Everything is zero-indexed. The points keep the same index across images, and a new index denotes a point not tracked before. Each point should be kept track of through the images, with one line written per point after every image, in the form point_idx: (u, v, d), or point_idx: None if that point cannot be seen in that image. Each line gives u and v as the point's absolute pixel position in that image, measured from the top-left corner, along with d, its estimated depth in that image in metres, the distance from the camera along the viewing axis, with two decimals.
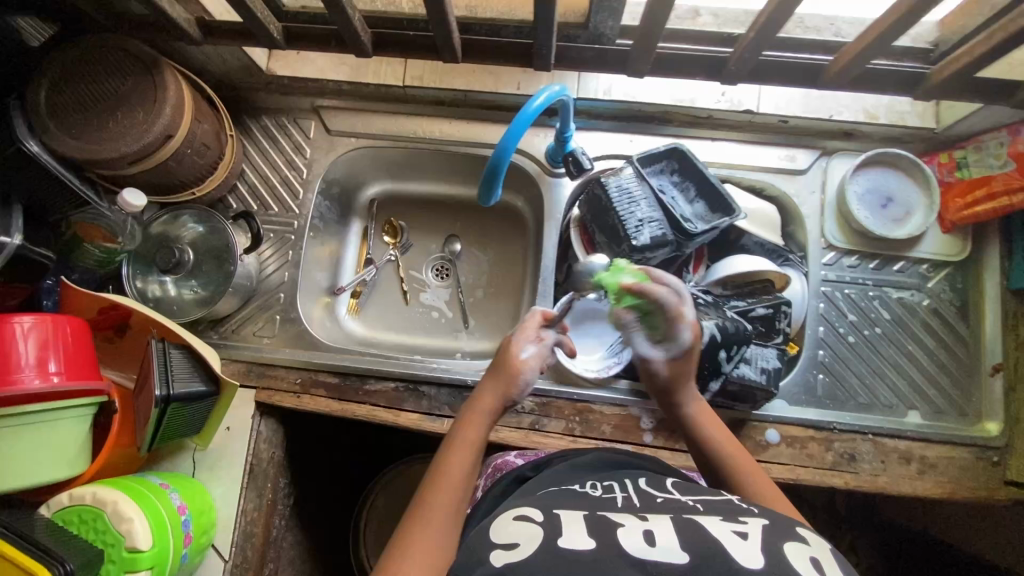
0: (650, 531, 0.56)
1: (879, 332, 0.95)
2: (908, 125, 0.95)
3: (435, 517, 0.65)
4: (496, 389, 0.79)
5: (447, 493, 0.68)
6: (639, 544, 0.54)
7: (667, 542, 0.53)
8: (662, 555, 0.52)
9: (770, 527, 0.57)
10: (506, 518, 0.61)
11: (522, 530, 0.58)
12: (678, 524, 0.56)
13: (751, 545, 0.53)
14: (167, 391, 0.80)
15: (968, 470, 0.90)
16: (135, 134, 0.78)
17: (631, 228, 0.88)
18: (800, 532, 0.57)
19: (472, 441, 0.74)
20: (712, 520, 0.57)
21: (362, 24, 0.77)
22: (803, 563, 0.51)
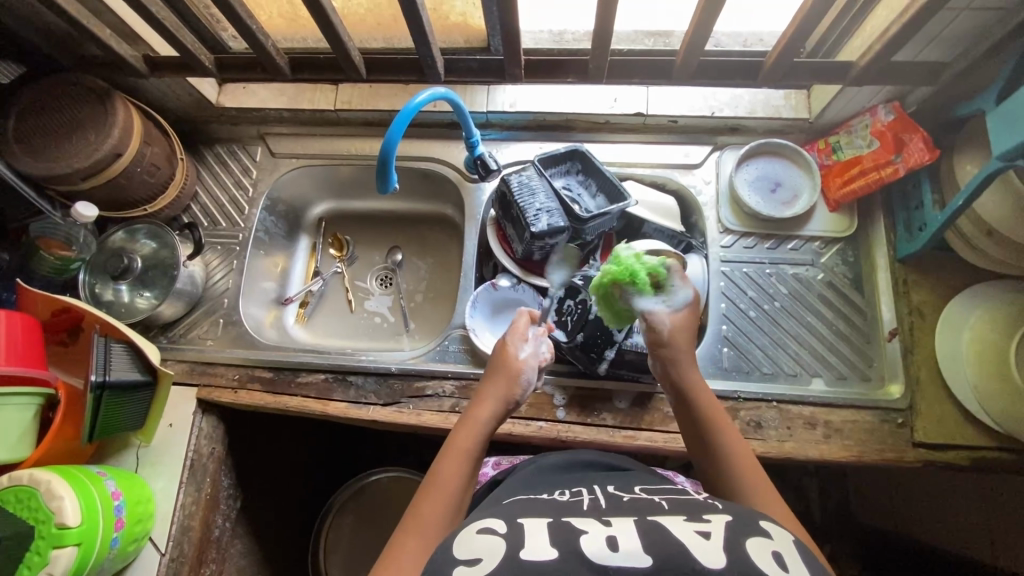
0: (614, 535, 0.56)
1: (779, 306, 1.02)
2: (782, 117, 1.05)
3: (423, 527, 0.67)
4: (495, 395, 0.82)
5: (436, 504, 0.69)
6: (602, 549, 0.54)
7: (630, 545, 0.54)
8: (626, 560, 0.52)
9: (734, 522, 0.57)
10: (471, 530, 0.59)
11: (484, 544, 0.56)
12: (643, 526, 0.57)
13: (715, 545, 0.53)
14: (103, 377, 0.87)
15: (875, 433, 0.92)
16: (86, 153, 0.91)
17: (530, 216, 0.96)
18: (764, 525, 0.58)
19: (464, 450, 0.75)
20: (675, 520, 0.58)
21: (277, 49, 0.91)
22: (766, 561, 0.52)
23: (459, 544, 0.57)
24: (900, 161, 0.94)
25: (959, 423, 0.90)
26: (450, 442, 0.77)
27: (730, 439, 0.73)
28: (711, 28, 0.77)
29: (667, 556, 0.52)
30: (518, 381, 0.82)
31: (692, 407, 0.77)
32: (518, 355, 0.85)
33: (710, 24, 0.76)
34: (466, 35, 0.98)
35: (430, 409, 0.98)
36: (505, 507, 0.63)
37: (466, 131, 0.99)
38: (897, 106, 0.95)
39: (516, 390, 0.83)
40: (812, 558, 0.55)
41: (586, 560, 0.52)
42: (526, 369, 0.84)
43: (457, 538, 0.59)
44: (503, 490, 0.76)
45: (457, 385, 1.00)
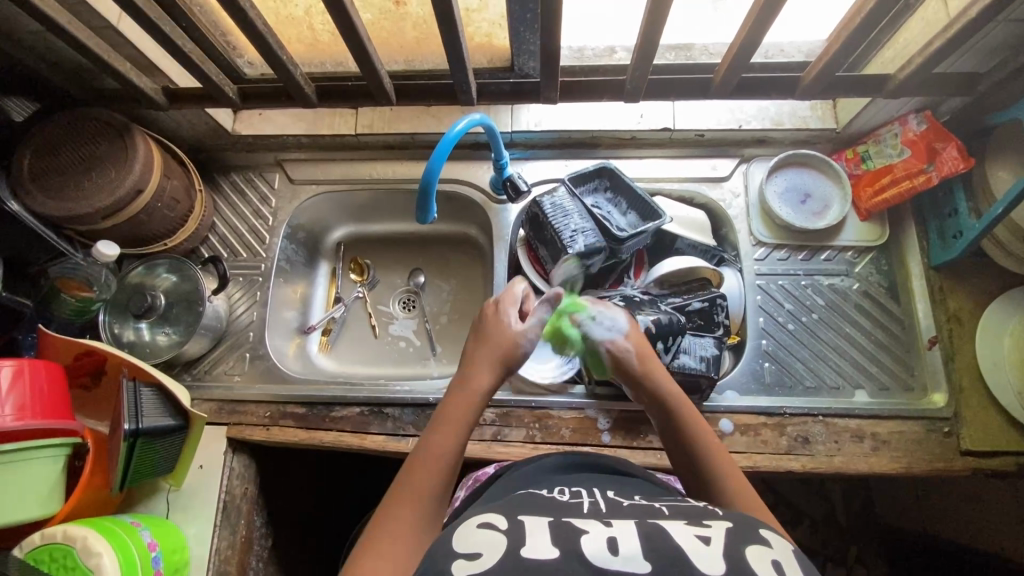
0: (615, 536, 0.54)
1: (816, 318, 1.01)
2: (811, 128, 1.06)
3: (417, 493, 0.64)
4: (488, 359, 0.76)
5: (428, 471, 0.66)
6: (602, 552, 0.51)
7: (630, 549, 0.51)
8: (626, 564, 0.50)
9: (735, 529, 0.56)
10: (470, 522, 0.57)
11: (482, 538, 0.54)
12: (643, 529, 0.55)
13: (714, 552, 0.51)
14: (136, 425, 0.84)
15: (922, 444, 0.92)
16: (108, 191, 0.88)
17: (566, 238, 0.95)
18: (764, 534, 0.56)
19: (457, 419, 0.71)
20: (675, 524, 0.56)
21: (304, 78, 0.88)
22: (764, 567, 0.51)
23: (457, 536, 0.54)
24: (933, 170, 0.94)
25: (1003, 428, 0.90)
26: (442, 413, 0.72)
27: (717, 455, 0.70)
28: (758, 42, 0.76)
29: (669, 562, 0.50)
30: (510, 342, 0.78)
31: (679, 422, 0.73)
32: (513, 326, 0.79)
33: (754, 43, 0.76)
34: (492, 56, 0.96)
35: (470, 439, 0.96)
36: (505, 502, 0.62)
37: (496, 152, 0.98)
38: (929, 115, 0.95)
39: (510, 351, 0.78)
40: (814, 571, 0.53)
41: (586, 562, 0.50)
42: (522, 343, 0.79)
43: (454, 531, 0.57)
44: (497, 491, 0.73)
45: (497, 412, 0.97)
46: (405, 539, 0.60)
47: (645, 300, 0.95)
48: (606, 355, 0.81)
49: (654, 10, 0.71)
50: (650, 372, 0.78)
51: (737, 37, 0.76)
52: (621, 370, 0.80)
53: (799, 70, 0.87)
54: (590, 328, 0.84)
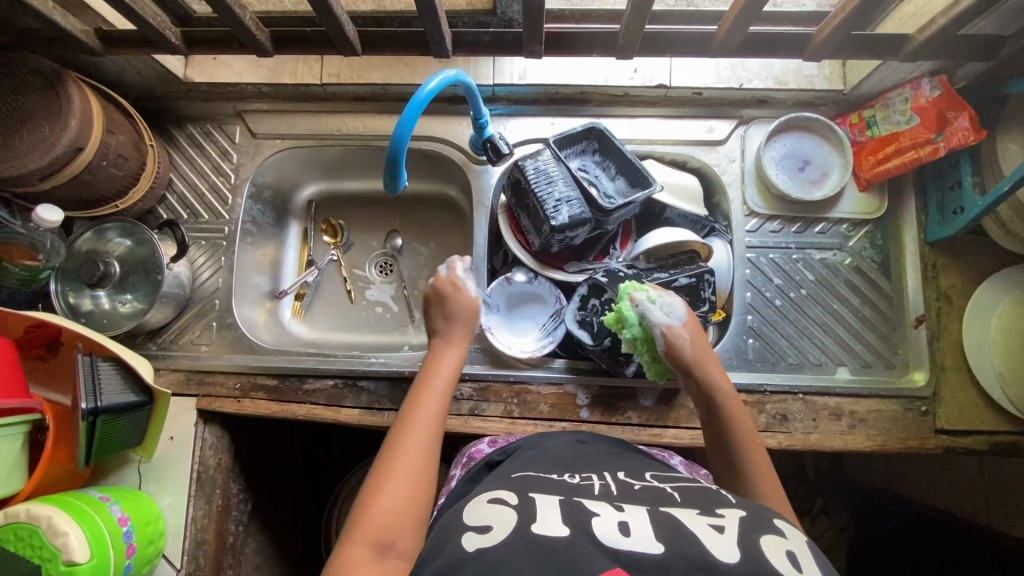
0: (626, 520, 0.55)
1: (805, 293, 0.98)
2: (815, 89, 0.97)
3: (421, 422, 0.73)
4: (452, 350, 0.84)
5: (427, 405, 0.75)
6: (613, 534, 0.53)
7: (642, 533, 0.53)
8: (638, 545, 0.51)
9: (748, 519, 0.56)
10: (482, 500, 0.61)
11: (494, 515, 0.57)
12: (655, 515, 0.56)
13: (728, 539, 0.52)
14: (94, 403, 0.80)
15: (898, 422, 0.92)
16: (42, 149, 0.79)
17: (550, 208, 0.89)
18: (778, 524, 0.56)
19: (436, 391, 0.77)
20: (689, 513, 0.57)
21: (256, 23, 0.78)
22: (780, 560, 0.51)
23: (470, 512, 0.59)
24: (941, 140, 0.88)
25: (980, 408, 0.90)
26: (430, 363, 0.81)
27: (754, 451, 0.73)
28: None
29: (680, 546, 0.51)
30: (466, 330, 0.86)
31: (724, 420, 0.76)
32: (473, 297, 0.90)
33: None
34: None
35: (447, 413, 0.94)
36: (518, 484, 0.65)
37: (474, 109, 0.89)
38: (943, 80, 0.87)
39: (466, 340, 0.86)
40: (828, 562, 0.53)
41: (597, 542, 0.52)
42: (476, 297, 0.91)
43: (468, 508, 0.61)
44: (509, 466, 0.74)
45: (475, 387, 0.95)
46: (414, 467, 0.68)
47: (631, 275, 0.93)
48: (660, 338, 0.81)
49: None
50: (703, 365, 0.79)
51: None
52: (673, 358, 0.81)
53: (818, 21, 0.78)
54: (648, 309, 0.82)
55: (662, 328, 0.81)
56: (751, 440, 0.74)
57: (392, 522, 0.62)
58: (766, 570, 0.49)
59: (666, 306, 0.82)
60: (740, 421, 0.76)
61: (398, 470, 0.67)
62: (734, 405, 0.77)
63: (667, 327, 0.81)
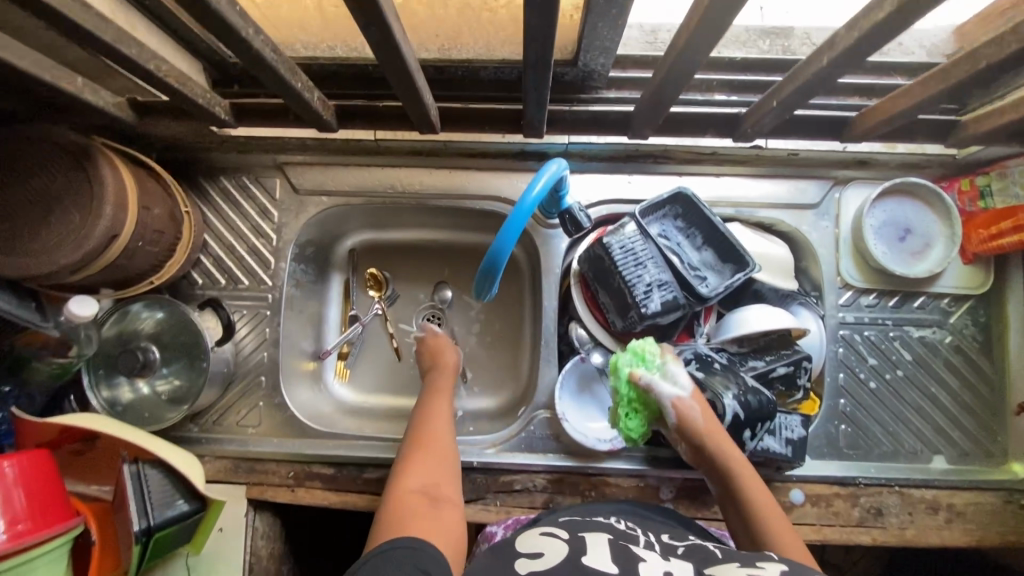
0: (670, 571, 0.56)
1: (901, 375, 0.91)
2: (927, 153, 0.89)
3: (436, 415, 0.82)
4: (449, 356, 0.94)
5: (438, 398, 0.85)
6: None
7: None
8: None
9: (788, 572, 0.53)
10: (534, 534, 0.65)
11: (547, 544, 0.62)
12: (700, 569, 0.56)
13: None
14: (147, 522, 0.73)
15: (997, 515, 0.87)
16: (73, 241, 0.68)
17: (640, 295, 0.81)
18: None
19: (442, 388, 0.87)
20: (728, 567, 0.55)
21: (324, 103, 0.67)
22: None
23: (524, 542, 0.63)
24: None
25: None
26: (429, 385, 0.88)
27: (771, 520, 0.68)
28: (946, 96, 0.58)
29: None
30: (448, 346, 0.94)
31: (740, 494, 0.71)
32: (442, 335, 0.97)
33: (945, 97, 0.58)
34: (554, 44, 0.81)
35: (520, 506, 0.87)
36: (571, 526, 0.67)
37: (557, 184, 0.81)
38: None
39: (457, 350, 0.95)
40: None
41: None
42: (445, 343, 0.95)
43: (521, 539, 0.65)
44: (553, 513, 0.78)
45: (549, 478, 0.88)
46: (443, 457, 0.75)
47: (725, 366, 0.83)
48: (669, 411, 0.76)
49: (832, 60, 0.54)
50: (713, 439, 0.74)
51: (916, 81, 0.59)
52: (684, 434, 0.75)
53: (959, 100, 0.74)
54: (655, 381, 0.76)
55: (669, 401, 0.76)
56: (771, 511, 0.69)
57: (430, 497, 0.70)
58: None
59: (672, 377, 0.77)
60: (758, 493, 0.71)
61: (421, 453, 0.75)
62: (746, 474, 0.72)
63: (676, 398, 0.76)
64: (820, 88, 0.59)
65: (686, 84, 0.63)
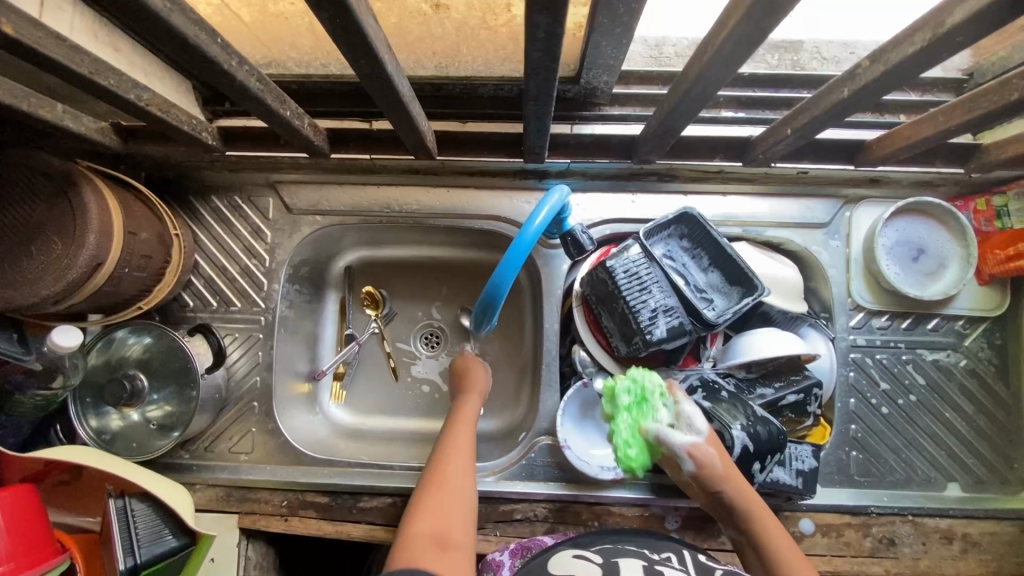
0: None
1: (914, 400, 0.89)
2: (942, 173, 0.86)
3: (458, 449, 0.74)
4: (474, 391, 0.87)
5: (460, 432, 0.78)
6: None
7: None
8: None
9: None
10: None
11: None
12: None
13: None
14: (134, 560, 0.70)
15: (1014, 545, 0.84)
16: (56, 272, 0.66)
17: (645, 321, 0.78)
18: None
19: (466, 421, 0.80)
20: None
21: (314, 127, 0.65)
22: None
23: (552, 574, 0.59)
24: None
25: None
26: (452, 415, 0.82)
27: (787, 552, 0.65)
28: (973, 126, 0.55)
29: None
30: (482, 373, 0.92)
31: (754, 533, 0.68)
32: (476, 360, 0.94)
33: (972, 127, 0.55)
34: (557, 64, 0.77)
35: (521, 537, 0.84)
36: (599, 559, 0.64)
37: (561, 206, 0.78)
38: None
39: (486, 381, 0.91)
40: None
41: None
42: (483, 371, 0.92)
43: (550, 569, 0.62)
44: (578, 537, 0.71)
45: (551, 507, 0.85)
46: (456, 492, 0.68)
47: (733, 394, 0.80)
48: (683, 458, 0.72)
49: (854, 91, 0.51)
50: (723, 480, 0.70)
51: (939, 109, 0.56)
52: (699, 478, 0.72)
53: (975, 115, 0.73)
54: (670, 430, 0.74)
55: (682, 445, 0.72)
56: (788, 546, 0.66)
57: (440, 536, 0.61)
58: None
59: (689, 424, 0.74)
60: (774, 530, 0.67)
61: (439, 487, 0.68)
62: (759, 511, 0.69)
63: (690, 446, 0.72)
64: (837, 116, 0.57)
65: (697, 114, 0.60)
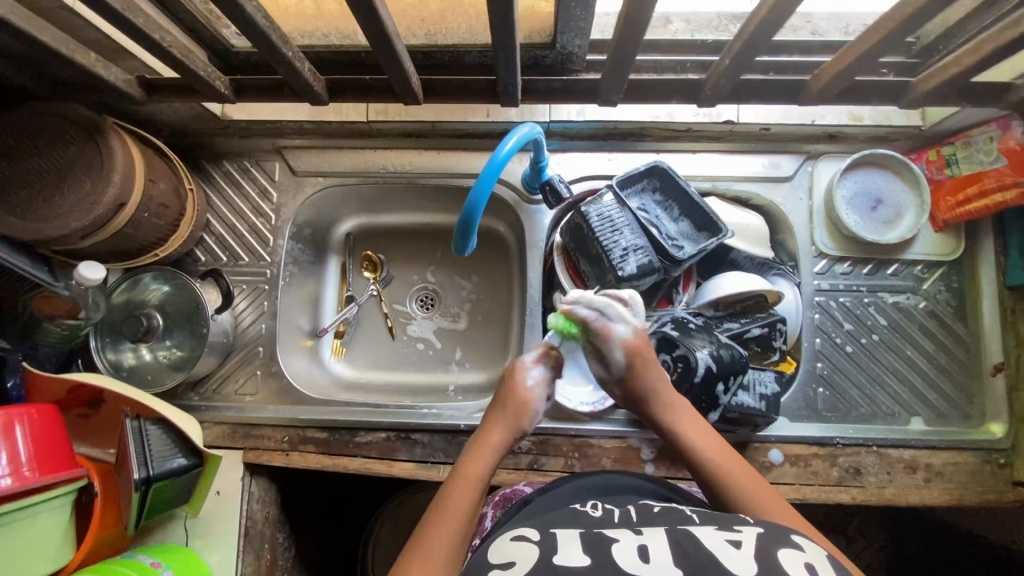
0: (645, 545, 0.54)
1: (877, 339, 0.94)
2: (893, 125, 0.93)
3: (460, 510, 0.67)
4: (505, 425, 0.77)
5: (467, 490, 0.69)
6: (633, 559, 0.52)
7: (660, 557, 0.52)
8: (656, 570, 0.51)
9: (765, 534, 0.55)
10: (506, 537, 0.59)
11: (519, 549, 0.56)
12: (673, 537, 0.55)
13: (746, 553, 0.51)
14: (147, 472, 0.77)
15: (976, 475, 0.88)
16: (84, 207, 0.74)
17: (617, 258, 0.85)
18: (797, 538, 0.55)
19: (475, 475, 0.71)
20: (705, 531, 0.56)
21: (314, 74, 0.73)
22: (796, 567, 0.50)
23: (493, 550, 0.57)
24: None
25: None
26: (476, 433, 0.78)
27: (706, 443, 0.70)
28: (885, 50, 0.62)
29: (697, 564, 0.50)
30: (525, 409, 0.78)
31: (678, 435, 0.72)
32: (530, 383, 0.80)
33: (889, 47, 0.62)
34: (529, 31, 0.86)
35: (505, 468, 0.90)
36: (537, 520, 0.63)
37: (537, 154, 0.86)
38: None
39: (525, 418, 0.78)
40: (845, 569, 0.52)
41: (621, 569, 0.51)
42: (536, 399, 0.80)
43: (492, 548, 0.59)
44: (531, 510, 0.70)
45: (534, 440, 0.91)
46: (455, 523, 0.65)
47: (700, 326, 0.86)
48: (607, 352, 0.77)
49: (777, 15, 0.58)
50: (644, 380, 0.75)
51: (856, 38, 0.63)
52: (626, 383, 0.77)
53: (914, 57, 0.79)
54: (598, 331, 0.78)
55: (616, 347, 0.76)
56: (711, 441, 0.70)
57: None
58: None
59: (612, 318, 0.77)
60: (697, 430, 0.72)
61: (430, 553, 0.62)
62: (678, 413, 0.74)
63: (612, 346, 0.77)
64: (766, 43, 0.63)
65: (640, 45, 0.66)
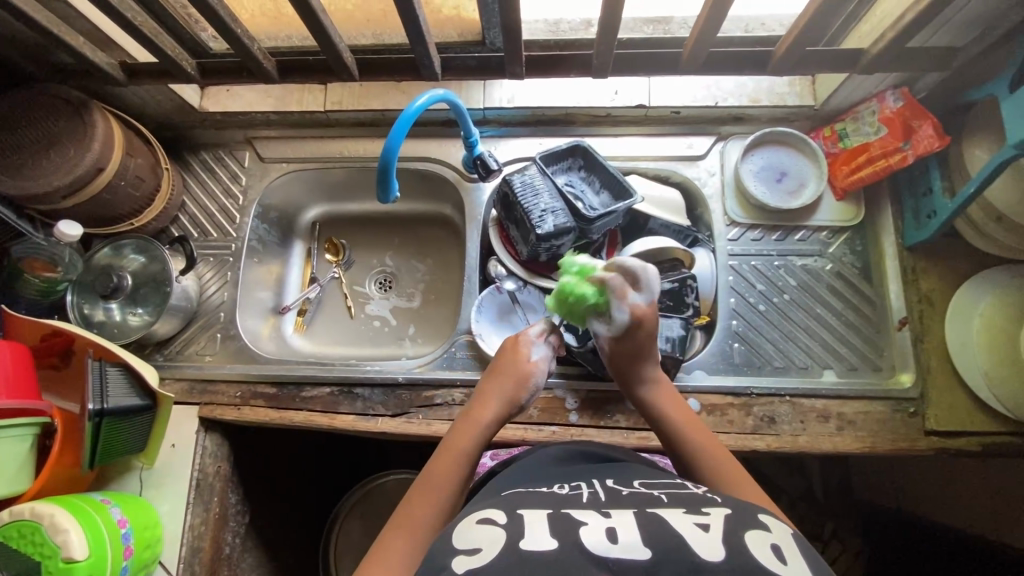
0: (611, 525, 0.50)
1: (788, 298, 1.00)
2: (787, 104, 1.04)
3: (441, 489, 0.69)
4: (499, 395, 0.77)
5: (453, 469, 0.70)
6: (601, 540, 0.48)
7: (629, 537, 0.48)
8: (625, 551, 0.47)
9: (733, 515, 0.52)
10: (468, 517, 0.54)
11: (484, 533, 0.50)
12: (643, 519, 0.51)
13: (713, 536, 0.48)
14: (101, 405, 0.84)
15: (888, 423, 0.92)
16: (66, 169, 0.86)
17: (535, 218, 0.94)
18: (763, 518, 0.52)
19: (459, 452, 0.72)
20: (674, 512, 0.52)
21: (263, 53, 0.87)
22: (764, 553, 0.47)
23: (456, 534, 0.51)
24: (909, 148, 0.92)
25: (969, 410, 0.90)
26: (475, 399, 0.78)
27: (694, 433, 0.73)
28: (723, 17, 0.74)
29: (668, 549, 0.47)
30: (526, 381, 0.78)
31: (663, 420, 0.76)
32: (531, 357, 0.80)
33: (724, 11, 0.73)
34: (457, 29, 0.94)
35: (440, 418, 0.96)
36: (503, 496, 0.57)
37: (465, 128, 0.96)
38: (905, 91, 0.92)
39: (524, 390, 0.78)
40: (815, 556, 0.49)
41: (585, 551, 0.46)
42: (537, 371, 0.79)
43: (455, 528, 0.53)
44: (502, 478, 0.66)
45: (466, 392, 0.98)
46: (440, 492, 0.68)
47: None
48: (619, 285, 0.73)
49: None
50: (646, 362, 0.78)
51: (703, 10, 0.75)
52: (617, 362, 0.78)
53: None
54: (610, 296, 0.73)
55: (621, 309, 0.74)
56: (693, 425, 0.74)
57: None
58: (752, 565, 0.45)
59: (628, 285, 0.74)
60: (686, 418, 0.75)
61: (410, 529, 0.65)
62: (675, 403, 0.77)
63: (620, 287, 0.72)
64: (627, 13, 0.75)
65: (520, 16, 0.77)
